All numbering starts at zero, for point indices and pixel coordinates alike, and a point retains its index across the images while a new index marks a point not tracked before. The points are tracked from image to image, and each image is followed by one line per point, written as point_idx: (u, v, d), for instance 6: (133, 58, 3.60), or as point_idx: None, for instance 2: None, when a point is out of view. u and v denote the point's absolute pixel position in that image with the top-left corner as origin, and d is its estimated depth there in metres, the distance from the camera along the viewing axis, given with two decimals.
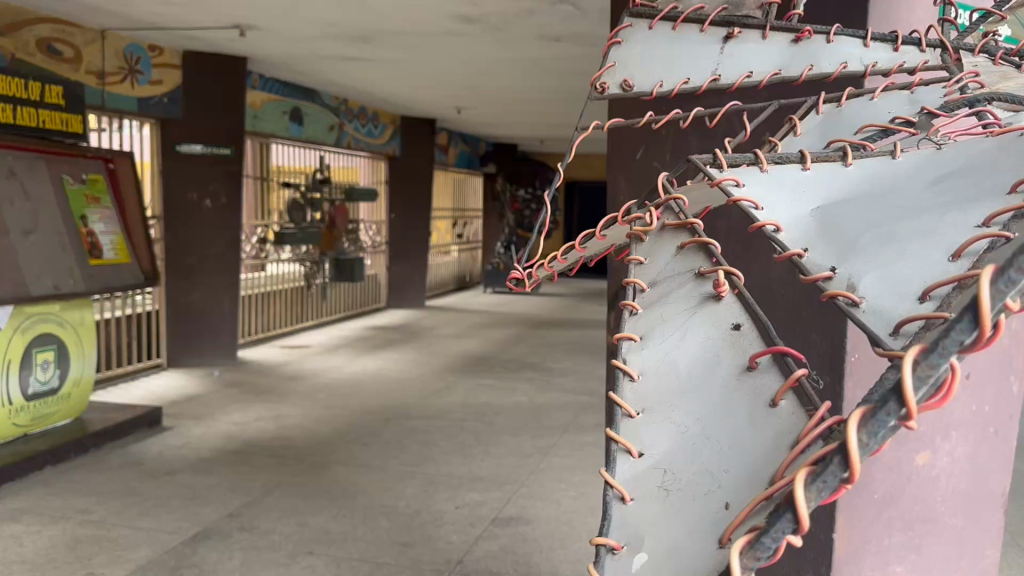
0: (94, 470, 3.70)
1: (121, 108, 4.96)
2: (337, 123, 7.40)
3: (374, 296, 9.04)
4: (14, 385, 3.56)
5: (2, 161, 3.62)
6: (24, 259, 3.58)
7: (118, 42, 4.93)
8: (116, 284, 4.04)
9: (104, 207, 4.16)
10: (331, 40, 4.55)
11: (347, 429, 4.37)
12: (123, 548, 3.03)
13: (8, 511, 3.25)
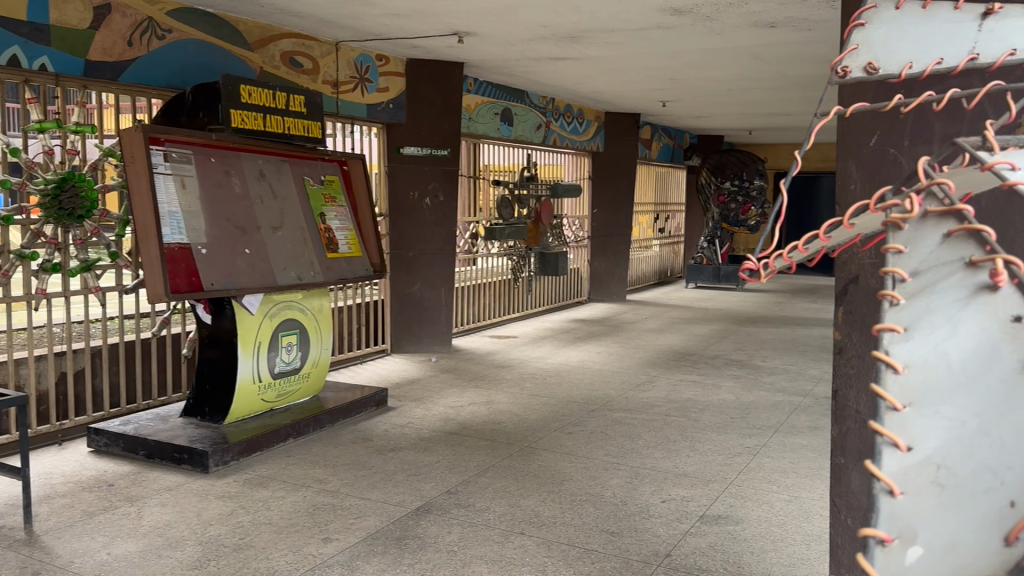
0: (329, 444, 4.08)
1: (352, 115, 5.41)
2: (543, 122, 7.61)
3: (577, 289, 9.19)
4: (263, 363, 4.01)
5: (255, 164, 4.07)
6: (273, 252, 4.01)
7: (349, 53, 5.38)
8: (349, 275, 4.42)
9: (339, 206, 4.56)
10: (541, 41, 4.69)
11: (555, 417, 4.50)
12: (354, 516, 3.32)
13: (257, 477, 3.67)
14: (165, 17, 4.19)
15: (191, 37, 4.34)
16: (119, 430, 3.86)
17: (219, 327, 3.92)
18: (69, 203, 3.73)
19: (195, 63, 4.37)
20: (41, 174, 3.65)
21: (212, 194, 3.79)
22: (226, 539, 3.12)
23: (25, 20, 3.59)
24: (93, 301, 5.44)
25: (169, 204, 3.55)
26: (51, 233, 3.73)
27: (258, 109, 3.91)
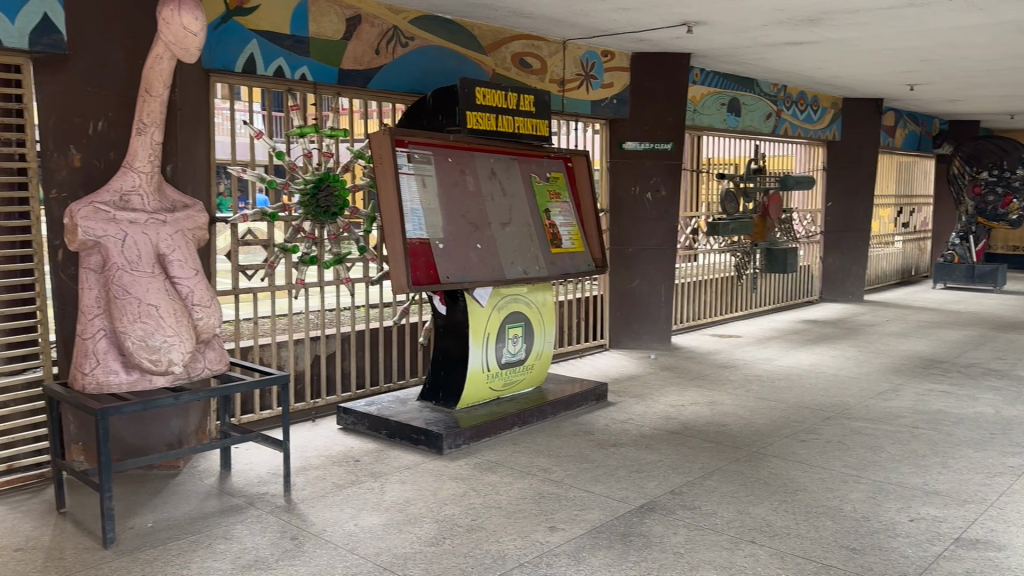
0: (554, 435, 4.16)
1: (577, 112, 5.48)
2: (774, 111, 7.29)
3: (807, 288, 8.70)
4: (492, 354, 4.17)
5: (486, 162, 4.23)
6: (502, 247, 4.15)
7: (576, 50, 5.45)
8: (572, 270, 4.48)
9: (564, 202, 4.63)
10: (776, 26, 4.47)
11: (786, 422, 4.29)
12: (579, 508, 3.35)
13: (486, 462, 3.81)
14: (408, 25, 4.47)
15: (431, 43, 4.59)
16: (364, 410, 4.18)
17: (453, 318, 4.11)
18: (325, 201, 4.07)
19: (434, 68, 4.62)
20: (301, 176, 4.04)
21: (449, 192, 3.99)
22: (459, 519, 3.27)
23: (289, 34, 3.97)
24: (346, 292, 5.95)
25: (412, 202, 3.78)
26: (310, 228, 4.10)
27: (491, 109, 4.06)
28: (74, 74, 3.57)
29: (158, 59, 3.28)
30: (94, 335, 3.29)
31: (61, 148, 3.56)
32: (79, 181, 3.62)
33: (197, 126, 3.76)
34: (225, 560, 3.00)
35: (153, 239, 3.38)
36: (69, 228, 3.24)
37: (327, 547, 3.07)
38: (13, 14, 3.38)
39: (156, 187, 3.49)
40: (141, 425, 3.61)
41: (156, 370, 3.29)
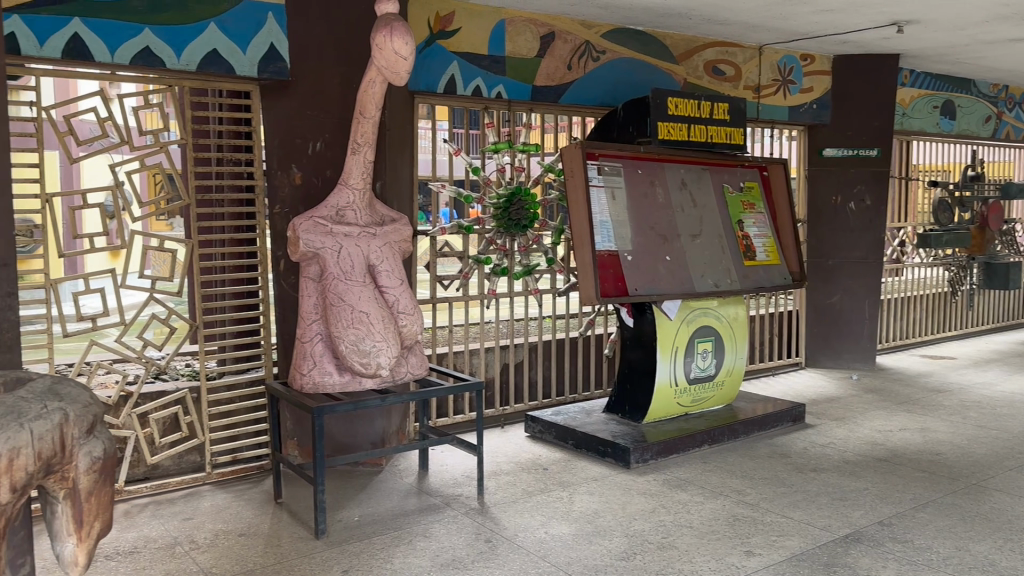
0: (746, 455, 4.02)
1: (773, 118, 5.32)
2: (994, 113, 6.70)
3: None
4: (681, 368, 4.11)
5: (677, 173, 4.19)
6: (692, 259, 4.09)
7: (773, 55, 5.29)
8: (767, 283, 4.34)
9: (758, 212, 4.50)
10: (1000, 20, 4.11)
11: (1013, 454, 3.90)
12: (777, 533, 3.21)
13: (676, 480, 3.75)
14: (600, 39, 4.52)
15: (622, 55, 4.62)
16: (552, 420, 4.24)
17: (640, 331, 4.08)
18: (517, 214, 4.17)
19: (625, 79, 4.63)
20: (495, 190, 4.17)
21: (638, 204, 3.98)
22: (650, 536, 3.24)
23: (487, 54, 4.12)
24: (535, 303, 6.10)
25: (601, 214, 3.80)
26: (502, 241, 4.22)
27: (683, 119, 4.00)
28: (296, 99, 3.90)
29: (371, 82, 3.52)
30: (312, 339, 3.61)
31: (284, 167, 3.91)
32: (298, 198, 3.94)
33: (402, 145, 4.01)
34: (425, 557, 3.14)
35: (365, 251, 3.65)
36: (293, 241, 3.59)
37: (519, 552, 3.14)
38: (244, 45, 3.71)
39: (368, 202, 3.77)
40: (349, 424, 3.88)
41: (365, 373, 3.53)
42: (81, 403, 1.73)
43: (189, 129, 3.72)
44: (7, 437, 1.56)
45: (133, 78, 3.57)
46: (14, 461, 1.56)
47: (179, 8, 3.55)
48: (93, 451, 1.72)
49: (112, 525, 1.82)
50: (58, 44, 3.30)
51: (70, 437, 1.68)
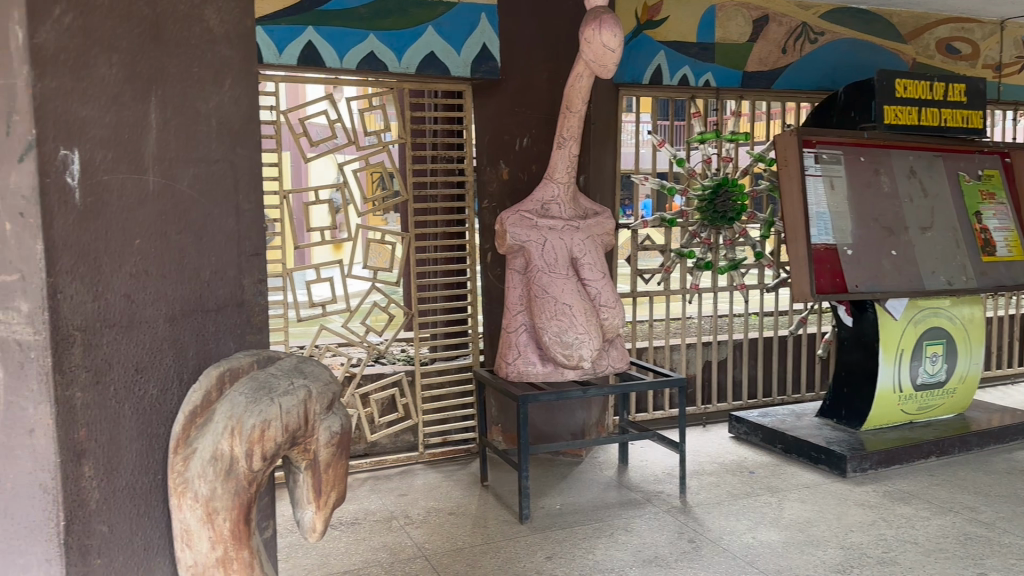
0: (980, 470, 3.65)
1: (1018, 99, 4.78)
2: None
3: None
4: (905, 373, 3.79)
5: (905, 161, 3.85)
6: (920, 253, 3.76)
7: (1017, 29, 4.77)
8: (1009, 282, 3.91)
9: (999, 203, 4.05)
10: None
11: None
12: (1018, 557, 2.88)
13: (897, 492, 3.47)
14: (818, 20, 4.26)
15: (843, 36, 4.33)
16: (758, 421, 4.07)
17: (860, 331, 3.81)
18: (723, 206, 4.02)
19: (845, 62, 4.35)
20: (700, 181, 4.05)
21: (860, 194, 3.70)
22: (868, 549, 3.02)
23: (695, 41, 4.02)
24: (739, 300, 5.90)
25: (818, 205, 3.58)
26: (706, 234, 4.10)
27: (913, 102, 3.72)
28: (505, 97, 4.03)
29: (578, 77, 3.53)
30: (517, 329, 3.72)
31: (493, 163, 4.09)
32: (505, 192, 4.11)
33: (607, 139, 4.00)
34: (626, 551, 3.13)
35: (568, 244, 3.69)
36: (500, 234, 3.69)
37: (725, 556, 3.04)
38: (458, 46, 3.87)
39: (572, 196, 3.80)
40: (551, 415, 3.94)
41: (568, 364, 3.57)
42: (324, 379, 1.48)
43: (407, 129, 3.94)
44: (259, 410, 1.36)
45: (354, 82, 3.82)
46: (265, 432, 1.37)
47: (402, 14, 3.75)
48: (334, 426, 1.47)
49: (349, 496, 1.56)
50: (294, 52, 3.59)
51: (313, 412, 1.44)
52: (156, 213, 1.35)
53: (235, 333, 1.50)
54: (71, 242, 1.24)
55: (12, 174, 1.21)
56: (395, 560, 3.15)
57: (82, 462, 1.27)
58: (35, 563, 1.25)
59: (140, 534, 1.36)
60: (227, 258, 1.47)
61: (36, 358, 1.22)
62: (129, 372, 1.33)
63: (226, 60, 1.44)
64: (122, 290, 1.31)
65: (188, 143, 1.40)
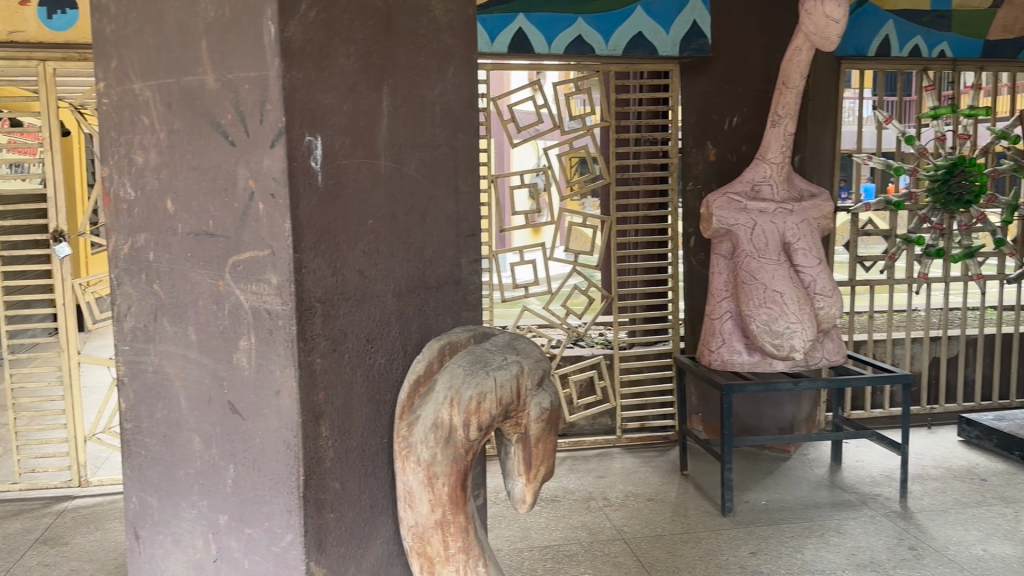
0: None
1: None
2: None
3: None
4: None
5: None
6: None
7: None
8: None
9: None
10: None
11: None
12: None
13: None
14: None
15: None
16: (993, 425, 3.69)
17: None
18: (958, 187, 3.67)
19: None
20: (932, 161, 3.71)
21: None
22: None
23: (929, 9, 3.71)
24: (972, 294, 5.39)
25: None
26: (938, 219, 3.75)
27: None
28: (715, 76, 3.91)
29: (798, 50, 3.35)
30: (721, 316, 3.60)
31: (699, 144, 3.96)
32: (712, 174, 3.98)
33: (825, 118, 3.78)
34: (837, 552, 2.96)
35: (780, 228, 3.50)
36: (706, 217, 3.57)
37: (952, 567, 2.79)
38: (667, 25, 3.78)
39: (786, 177, 3.61)
40: (757, 407, 3.79)
41: (777, 354, 3.43)
42: (535, 356, 1.87)
43: (612, 112, 3.92)
44: (475, 381, 1.75)
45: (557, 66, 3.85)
46: (480, 403, 1.74)
47: None
48: (543, 402, 1.84)
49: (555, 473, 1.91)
50: (505, 39, 3.67)
51: (526, 387, 1.82)
52: (387, 196, 1.74)
53: (455, 309, 1.93)
54: (313, 223, 1.61)
55: (265, 157, 1.57)
56: (595, 540, 3.16)
57: (320, 423, 1.65)
58: (279, 513, 1.66)
59: (366, 494, 1.77)
60: (449, 239, 1.88)
61: (283, 325, 1.60)
62: (363, 342, 1.73)
63: (450, 48, 1.83)
64: (356, 267, 1.70)
65: (412, 133, 1.78)
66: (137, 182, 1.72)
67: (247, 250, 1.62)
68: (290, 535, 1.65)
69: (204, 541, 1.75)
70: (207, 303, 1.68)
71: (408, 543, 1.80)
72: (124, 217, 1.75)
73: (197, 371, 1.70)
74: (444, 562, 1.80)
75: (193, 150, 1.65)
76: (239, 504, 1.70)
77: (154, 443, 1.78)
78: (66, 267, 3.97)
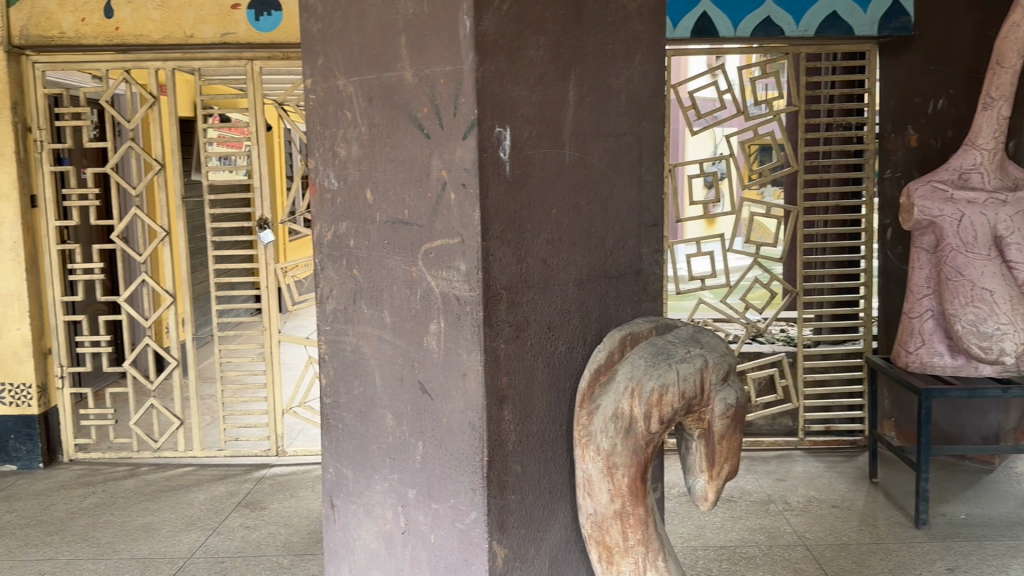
0: None
1: None
2: None
3: None
4: None
5: None
6: None
7: None
8: None
9: None
10: None
11: None
12: None
13: None
14: None
15: None
16: None
17: None
18: None
19: None
20: None
21: None
22: None
23: None
24: None
25: None
26: None
27: None
28: (917, 56, 3.64)
29: (1014, 26, 3.08)
30: (921, 315, 3.36)
31: (899, 129, 3.72)
32: (913, 161, 3.72)
33: None
34: None
35: (991, 220, 3.20)
36: (907, 207, 3.33)
37: None
38: (866, 4, 3.55)
39: (999, 163, 3.29)
40: (956, 413, 3.53)
41: (984, 357, 3.19)
42: (719, 351, 1.83)
43: (801, 96, 3.74)
44: (657, 374, 1.75)
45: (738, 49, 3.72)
46: (661, 396, 1.74)
47: None
48: (727, 399, 1.80)
49: (738, 471, 1.87)
50: (688, 24, 3.60)
51: (709, 381, 1.79)
52: (571, 184, 1.77)
53: (635, 299, 1.94)
54: (501, 212, 1.66)
55: (458, 149, 1.64)
56: (774, 544, 3.05)
57: (503, 406, 1.71)
58: (463, 490, 1.73)
59: (546, 478, 1.82)
60: (629, 227, 1.90)
61: (470, 311, 1.67)
62: (545, 330, 1.77)
63: (637, 35, 1.85)
64: (540, 255, 1.74)
65: (596, 124, 1.80)
66: (341, 173, 1.84)
67: (438, 237, 1.70)
68: (474, 513, 1.72)
69: (394, 513, 1.85)
70: (401, 287, 1.77)
71: (587, 530, 1.83)
72: (328, 206, 1.87)
73: (391, 351, 1.80)
74: (623, 552, 1.82)
75: (391, 143, 1.74)
76: (427, 480, 1.79)
77: (352, 417, 1.90)
78: (269, 252, 4.30)
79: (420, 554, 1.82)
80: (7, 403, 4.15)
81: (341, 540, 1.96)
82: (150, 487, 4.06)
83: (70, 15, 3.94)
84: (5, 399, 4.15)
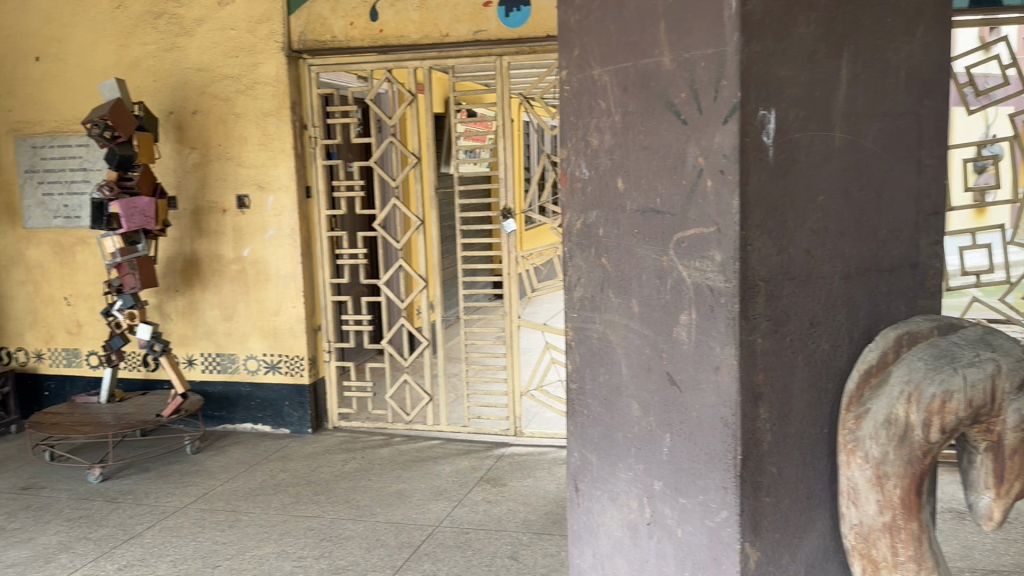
0: None
1: None
2: None
3: None
4: None
5: None
6: None
7: None
8: None
9: None
10: None
11: None
12: None
13: None
14: None
15: None
16: None
17: None
18: None
19: None
20: None
21: None
22: None
23: None
24: None
25: None
26: None
27: None
28: None
29: None
30: None
31: None
32: None
33: None
34: None
35: None
36: None
37: None
38: None
39: None
40: None
41: None
42: (1016, 356, 1.57)
43: None
44: (940, 378, 1.53)
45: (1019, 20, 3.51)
46: (945, 403, 1.52)
47: None
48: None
49: None
50: None
51: (1003, 389, 1.54)
52: (840, 168, 1.61)
53: (909, 296, 1.72)
54: (762, 201, 1.55)
55: (717, 134, 1.56)
56: None
57: (759, 404, 1.60)
58: (714, 488, 1.64)
59: (804, 484, 1.67)
60: (907, 216, 1.69)
61: (725, 303, 1.58)
62: (806, 325, 1.62)
63: (921, 6, 1.64)
64: (804, 246, 1.59)
65: (871, 105, 1.62)
66: (592, 162, 1.83)
67: (692, 226, 1.62)
68: (726, 512, 1.63)
69: (640, 503, 1.81)
70: (651, 277, 1.72)
71: (851, 541, 1.66)
72: (578, 196, 1.88)
73: (639, 341, 1.76)
74: (892, 567, 1.62)
75: (646, 130, 1.70)
76: (675, 474, 1.72)
77: (597, 405, 1.89)
78: (511, 240, 4.44)
79: (666, 547, 1.76)
80: (285, 372, 4.63)
81: (585, 525, 1.97)
82: (402, 456, 4.37)
83: (341, 19, 4.31)
84: (282, 369, 4.64)
